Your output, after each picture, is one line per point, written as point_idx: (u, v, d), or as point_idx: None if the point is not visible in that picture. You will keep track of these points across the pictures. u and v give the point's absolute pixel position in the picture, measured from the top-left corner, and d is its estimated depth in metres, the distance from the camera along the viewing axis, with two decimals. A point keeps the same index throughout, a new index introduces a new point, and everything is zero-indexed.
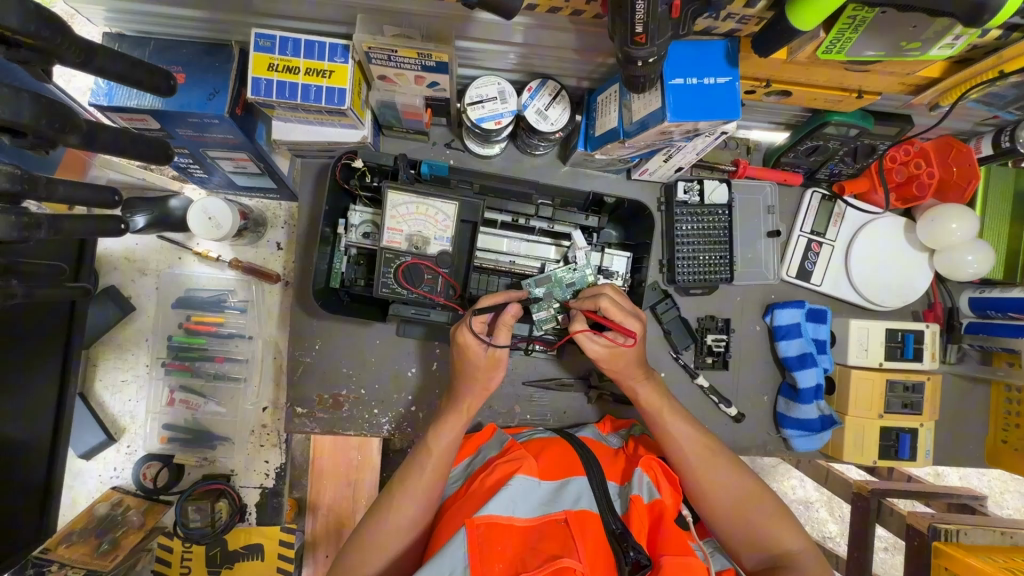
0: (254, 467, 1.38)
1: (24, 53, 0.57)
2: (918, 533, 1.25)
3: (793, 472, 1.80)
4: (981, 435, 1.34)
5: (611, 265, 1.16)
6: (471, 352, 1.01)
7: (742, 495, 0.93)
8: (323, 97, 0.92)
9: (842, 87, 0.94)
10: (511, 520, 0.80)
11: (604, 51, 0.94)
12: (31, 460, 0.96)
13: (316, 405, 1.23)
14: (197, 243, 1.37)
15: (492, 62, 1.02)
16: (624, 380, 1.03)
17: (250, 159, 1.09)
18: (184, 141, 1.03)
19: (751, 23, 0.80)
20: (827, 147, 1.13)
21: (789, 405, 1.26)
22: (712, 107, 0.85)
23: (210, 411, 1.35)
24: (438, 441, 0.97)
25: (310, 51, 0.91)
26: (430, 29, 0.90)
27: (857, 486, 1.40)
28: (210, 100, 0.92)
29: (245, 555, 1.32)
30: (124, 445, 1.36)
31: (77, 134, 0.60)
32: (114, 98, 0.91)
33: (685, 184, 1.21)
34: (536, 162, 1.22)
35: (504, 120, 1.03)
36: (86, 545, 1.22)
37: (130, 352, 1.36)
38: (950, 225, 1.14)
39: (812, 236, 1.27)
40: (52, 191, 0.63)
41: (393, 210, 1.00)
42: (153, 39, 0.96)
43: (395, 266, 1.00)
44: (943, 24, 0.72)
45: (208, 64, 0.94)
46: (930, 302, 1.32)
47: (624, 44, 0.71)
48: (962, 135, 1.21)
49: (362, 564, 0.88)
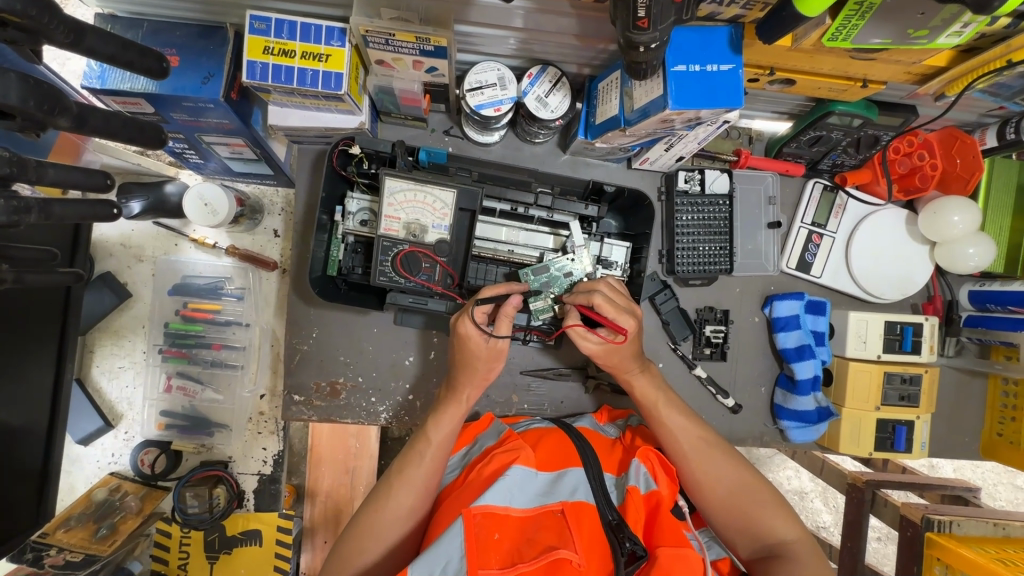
0: (252, 454, 1.39)
1: (11, 32, 0.55)
2: (911, 523, 1.26)
3: (788, 462, 1.82)
4: (977, 428, 1.35)
5: (611, 255, 1.15)
6: (470, 344, 1.00)
7: (737, 487, 0.93)
8: (320, 82, 0.90)
9: (847, 75, 0.93)
10: (508, 511, 0.80)
11: (606, 37, 0.92)
12: (28, 446, 0.96)
13: (313, 393, 1.23)
14: (194, 230, 1.35)
15: (492, 47, 1.00)
16: (622, 373, 1.02)
17: (246, 144, 1.07)
18: (178, 126, 1.02)
19: (755, 9, 0.78)
20: (830, 138, 1.11)
21: (786, 397, 1.26)
22: (714, 94, 0.83)
23: (208, 398, 1.35)
24: (435, 431, 0.96)
25: (306, 34, 0.89)
26: (429, 12, 0.88)
27: (852, 477, 1.41)
28: (204, 84, 0.91)
29: (243, 540, 1.32)
30: (121, 432, 1.36)
31: (67, 117, 0.59)
32: (108, 81, 0.90)
33: (686, 174, 1.19)
34: (536, 151, 1.21)
35: (503, 107, 1.01)
36: (84, 530, 1.23)
37: (126, 339, 1.36)
38: (952, 217, 1.14)
39: (812, 227, 1.26)
40: (42, 175, 0.61)
41: (390, 198, 0.98)
42: (146, 20, 0.94)
43: (393, 255, 0.99)
44: (951, 11, 0.70)
45: (202, 47, 0.93)
46: (930, 294, 1.31)
47: (626, 29, 0.69)
48: (966, 127, 1.19)
49: (359, 551, 0.88)
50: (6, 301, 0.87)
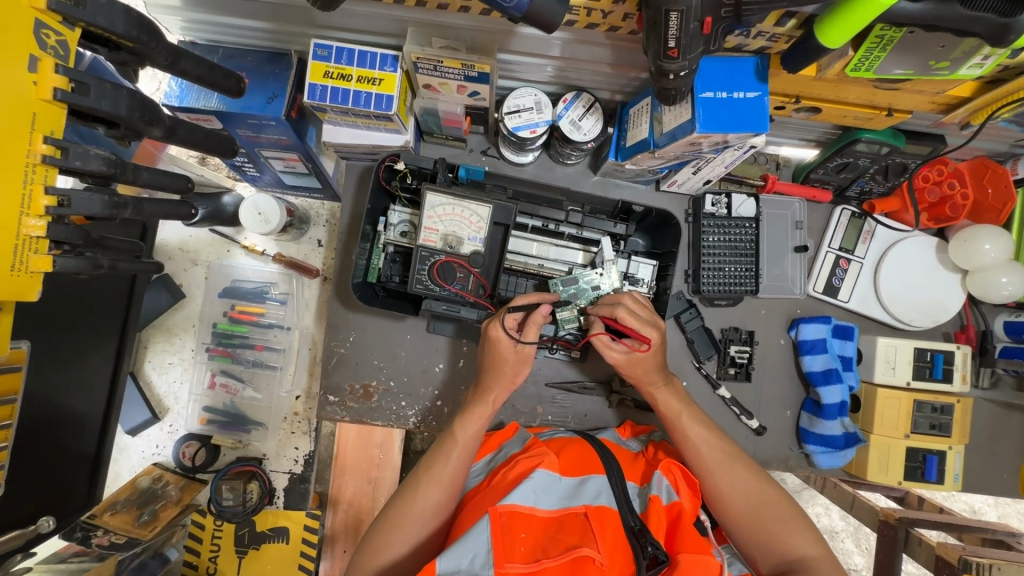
0: (285, 453, 1.46)
1: (123, 54, 0.67)
2: (948, 565, 1.22)
3: (817, 499, 1.78)
4: (1016, 467, 1.31)
5: (637, 272, 1.19)
6: (500, 347, 1.03)
7: (759, 500, 0.94)
8: (372, 103, 0.99)
9: (872, 105, 0.96)
10: (533, 511, 0.83)
11: (637, 66, 0.98)
12: (84, 434, 1.13)
13: (347, 395, 1.28)
14: (245, 236, 1.46)
15: (530, 74, 1.08)
16: (646, 385, 1.05)
17: (299, 159, 1.17)
18: (241, 141, 1.11)
19: (781, 41, 0.83)
20: (857, 165, 1.13)
21: (812, 420, 1.25)
22: (740, 121, 0.88)
23: (247, 397, 1.43)
24: (462, 431, 1.00)
25: (363, 60, 0.98)
26: (475, 42, 0.96)
27: (884, 514, 1.37)
28: (269, 103, 1.00)
29: (271, 537, 1.36)
30: (166, 424, 1.44)
31: (160, 127, 0.70)
32: (185, 99, 0.99)
33: (713, 198, 1.23)
34: (568, 171, 1.27)
35: (539, 129, 1.08)
36: (127, 514, 1.29)
37: (177, 336, 1.45)
38: (984, 245, 1.14)
39: (840, 252, 1.27)
40: (136, 177, 0.70)
41: (430, 211, 1.05)
42: (222, 47, 1.05)
43: (430, 264, 1.05)
44: (970, 45, 0.74)
45: (269, 71, 1.02)
46: (963, 323, 1.30)
47: (657, 58, 0.75)
48: (997, 157, 1.21)
49: (386, 545, 0.92)
50: (68, 295, 1.02)
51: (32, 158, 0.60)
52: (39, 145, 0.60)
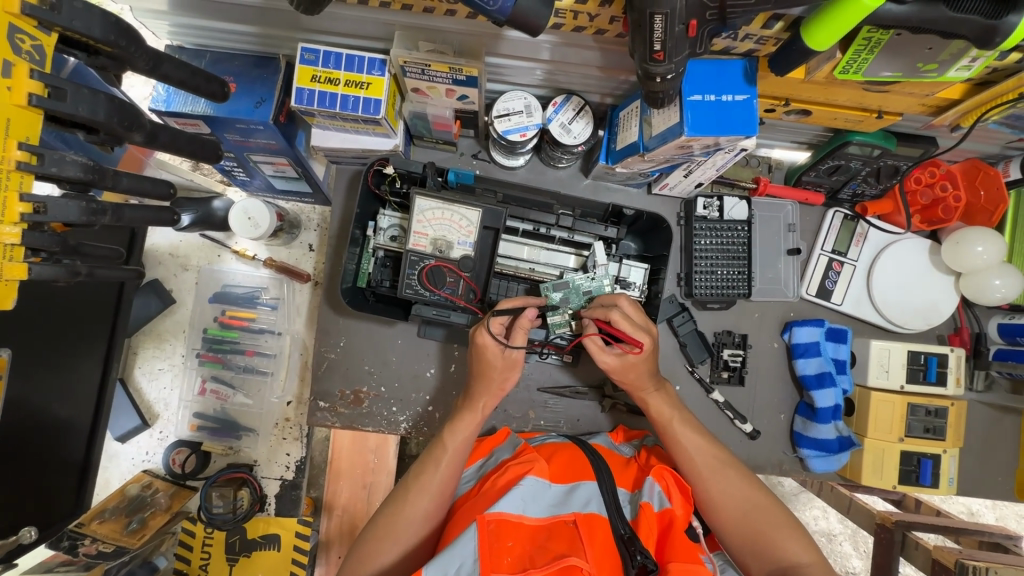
0: (276, 459, 1.44)
1: (102, 59, 0.67)
2: (945, 569, 1.20)
3: (815, 502, 1.77)
4: (1013, 469, 1.30)
5: (629, 276, 1.18)
6: (487, 353, 1.03)
7: (752, 505, 0.93)
8: (360, 107, 0.98)
9: (863, 107, 0.96)
10: (521, 519, 0.82)
11: (626, 69, 0.98)
12: (72, 439, 1.12)
13: (338, 400, 1.27)
14: (236, 242, 1.45)
15: (520, 78, 1.08)
16: (637, 390, 1.05)
17: (289, 163, 1.16)
18: (229, 145, 1.10)
19: (769, 43, 0.82)
20: (849, 167, 1.13)
21: (805, 424, 1.24)
22: (730, 123, 0.87)
23: (238, 403, 1.42)
24: (451, 438, 1.00)
25: (350, 64, 0.97)
26: (463, 45, 0.95)
27: (880, 517, 1.36)
28: (256, 107, 0.99)
29: (263, 544, 1.35)
30: (156, 431, 1.43)
31: (141, 132, 0.69)
32: (172, 104, 0.99)
33: (704, 201, 1.22)
34: (559, 175, 1.26)
35: (529, 133, 1.07)
36: (115, 523, 1.25)
37: (167, 342, 1.44)
38: (977, 247, 1.13)
39: (833, 255, 1.27)
40: (117, 183, 0.69)
41: (419, 215, 1.05)
42: (209, 51, 1.04)
43: (420, 268, 1.04)
44: (958, 46, 0.73)
45: (256, 75, 1.02)
46: (957, 326, 1.29)
47: (643, 61, 0.74)
48: (989, 158, 1.20)
49: (377, 551, 0.91)
50: (53, 303, 1.01)
51: (7, 164, 0.59)
52: (13, 151, 0.59)
